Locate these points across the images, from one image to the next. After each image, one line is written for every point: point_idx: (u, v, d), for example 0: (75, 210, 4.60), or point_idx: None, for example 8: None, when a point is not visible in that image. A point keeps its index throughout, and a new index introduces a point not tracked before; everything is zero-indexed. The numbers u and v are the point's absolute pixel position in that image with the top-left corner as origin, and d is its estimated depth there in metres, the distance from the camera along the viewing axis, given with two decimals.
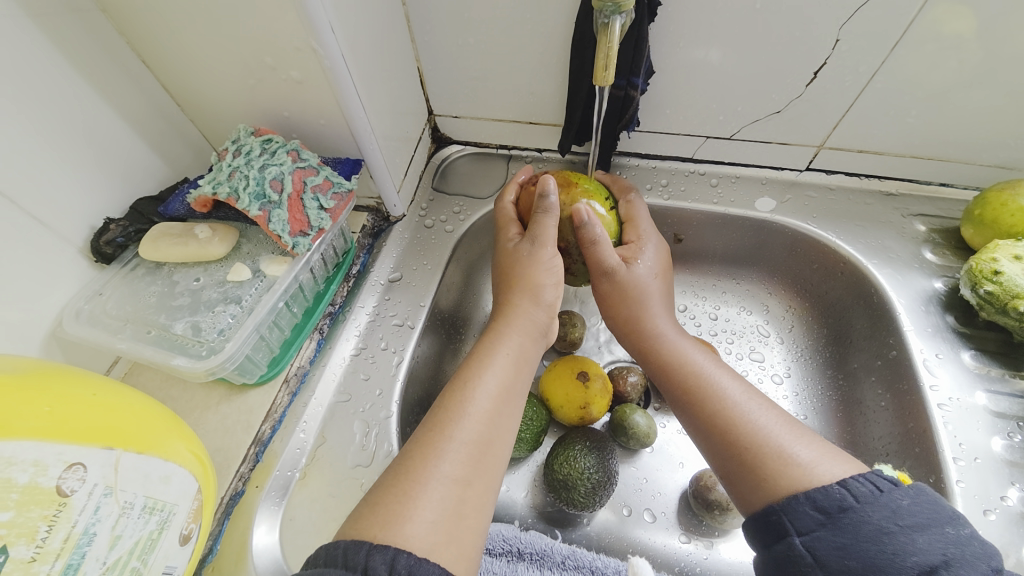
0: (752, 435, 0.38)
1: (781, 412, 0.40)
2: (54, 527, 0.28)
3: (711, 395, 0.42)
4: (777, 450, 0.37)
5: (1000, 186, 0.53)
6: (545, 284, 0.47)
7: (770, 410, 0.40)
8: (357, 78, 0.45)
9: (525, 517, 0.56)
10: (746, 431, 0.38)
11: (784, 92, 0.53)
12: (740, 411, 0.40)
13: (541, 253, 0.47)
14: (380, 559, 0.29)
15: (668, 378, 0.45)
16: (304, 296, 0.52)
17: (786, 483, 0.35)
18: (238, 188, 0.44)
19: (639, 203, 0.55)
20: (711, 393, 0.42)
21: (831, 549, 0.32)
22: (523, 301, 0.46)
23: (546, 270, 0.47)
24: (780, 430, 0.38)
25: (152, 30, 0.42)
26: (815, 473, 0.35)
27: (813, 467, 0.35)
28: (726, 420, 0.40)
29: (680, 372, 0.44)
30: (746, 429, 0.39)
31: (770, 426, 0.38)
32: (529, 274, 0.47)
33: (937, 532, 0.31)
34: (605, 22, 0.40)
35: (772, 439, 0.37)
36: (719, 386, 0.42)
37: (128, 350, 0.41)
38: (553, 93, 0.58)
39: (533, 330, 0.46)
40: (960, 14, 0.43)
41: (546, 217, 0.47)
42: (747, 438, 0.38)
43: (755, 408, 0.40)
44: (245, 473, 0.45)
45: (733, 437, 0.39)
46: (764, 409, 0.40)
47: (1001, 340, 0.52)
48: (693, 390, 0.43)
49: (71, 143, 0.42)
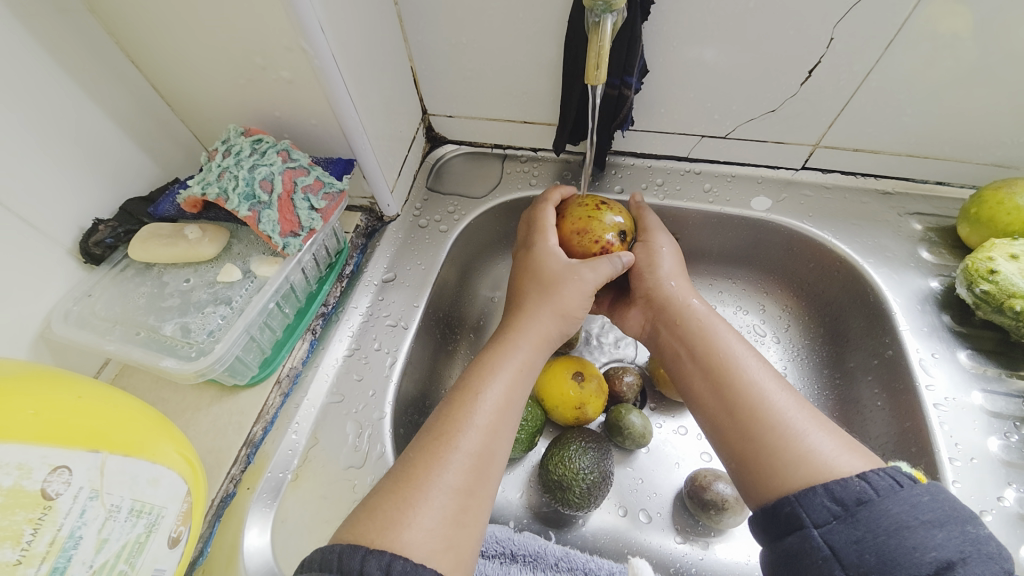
0: (776, 417, 0.38)
1: (799, 393, 0.40)
2: (39, 530, 0.28)
3: (733, 381, 0.41)
4: (797, 436, 0.36)
5: (996, 184, 0.52)
6: (578, 312, 0.47)
7: (790, 394, 0.40)
8: (347, 78, 0.45)
9: (520, 517, 0.56)
10: (769, 417, 0.38)
11: (778, 91, 0.52)
12: (760, 398, 0.39)
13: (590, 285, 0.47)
14: (375, 564, 0.29)
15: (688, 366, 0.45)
16: (296, 297, 0.51)
17: (804, 473, 0.35)
18: (227, 188, 0.43)
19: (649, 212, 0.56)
20: (730, 381, 0.41)
21: (848, 542, 0.31)
22: (540, 313, 0.46)
23: (580, 300, 0.47)
24: (802, 416, 0.38)
25: (139, 31, 0.42)
26: (834, 464, 0.35)
27: (834, 457, 0.35)
28: (747, 406, 0.39)
29: (699, 359, 0.44)
30: (764, 417, 0.38)
31: (790, 411, 0.38)
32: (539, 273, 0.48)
33: (955, 529, 0.30)
34: (597, 21, 0.40)
35: (794, 425, 0.37)
36: (743, 366, 0.42)
37: (116, 351, 0.41)
38: (546, 91, 0.57)
39: (545, 341, 0.46)
40: (957, 12, 0.43)
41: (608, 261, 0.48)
42: (767, 425, 0.38)
43: (775, 390, 0.40)
44: (236, 474, 0.44)
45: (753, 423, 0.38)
46: (786, 393, 0.40)
47: (998, 340, 0.52)
48: (711, 380, 0.42)
49: (61, 144, 0.42)
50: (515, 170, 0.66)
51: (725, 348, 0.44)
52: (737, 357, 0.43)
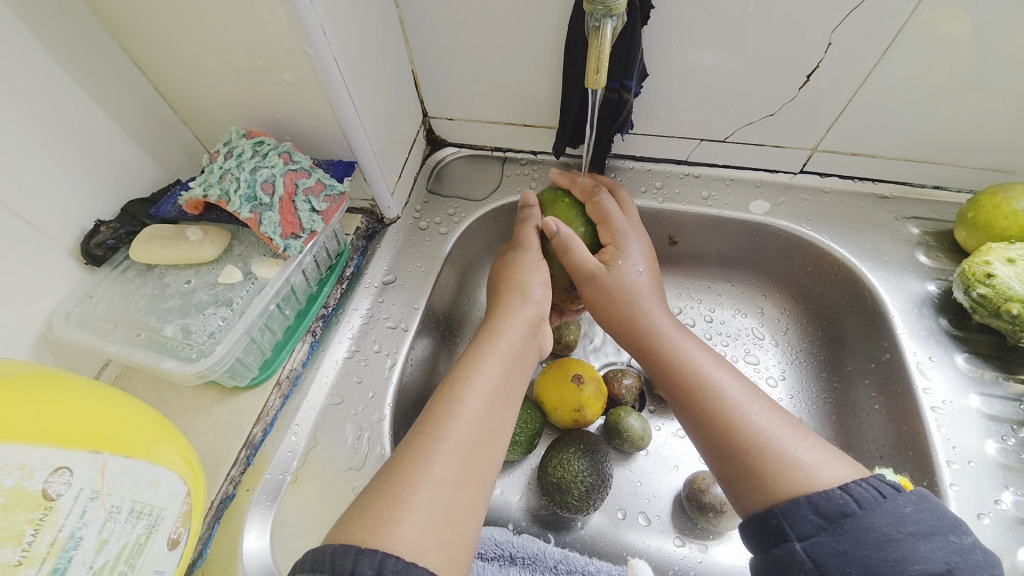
0: (754, 437, 0.38)
1: (781, 412, 0.40)
2: (40, 531, 0.28)
3: (709, 400, 0.41)
4: (779, 454, 0.36)
5: (993, 189, 0.53)
6: (537, 287, 0.49)
7: (771, 412, 0.39)
8: (349, 81, 0.45)
9: (519, 520, 0.56)
10: (747, 436, 0.38)
11: (777, 95, 0.53)
12: (740, 414, 0.39)
13: (529, 257, 0.51)
14: (368, 563, 0.29)
15: (665, 381, 0.45)
16: (296, 299, 0.51)
17: (788, 487, 0.35)
18: (229, 190, 0.43)
19: (625, 194, 0.56)
20: (708, 398, 0.41)
21: (831, 555, 0.32)
22: (512, 301, 0.48)
23: (537, 276, 0.49)
24: (782, 433, 0.38)
25: (142, 33, 0.42)
26: (817, 476, 0.35)
27: (817, 469, 0.35)
28: (725, 424, 0.39)
29: (678, 372, 0.44)
30: (744, 434, 0.38)
31: (771, 430, 0.38)
32: (522, 280, 0.49)
33: (941, 540, 0.31)
34: (597, 25, 0.40)
35: (774, 440, 0.37)
36: (718, 385, 0.42)
37: (117, 353, 0.41)
38: (546, 95, 0.58)
39: (526, 328, 0.47)
40: (954, 17, 0.43)
41: (529, 223, 0.53)
42: (747, 444, 0.38)
43: (755, 410, 0.39)
44: (236, 476, 0.44)
45: (733, 440, 0.38)
46: (766, 411, 0.39)
47: (994, 344, 0.52)
48: (688, 395, 0.42)
49: (63, 145, 0.42)
50: (515, 173, 0.66)
51: (700, 363, 0.44)
52: (713, 374, 0.42)
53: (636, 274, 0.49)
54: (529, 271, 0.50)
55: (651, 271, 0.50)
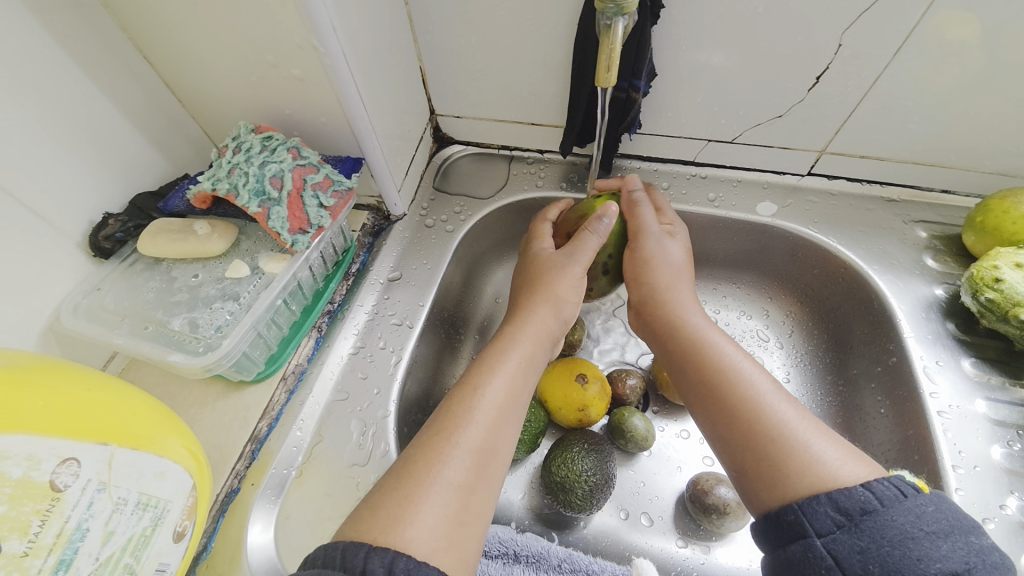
0: (776, 429, 0.38)
1: (799, 403, 0.40)
2: (47, 522, 0.28)
3: (732, 390, 0.41)
4: (800, 447, 0.36)
5: (1001, 193, 0.52)
6: (571, 298, 0.47)
7: (791, 404, 0.40)
8: (358, 76, 0.45)
9: (521, 519, 0.56)
10: (770, 427, 0.38)
11: (785, 97, 0.53)
12: (763, 405, 0.39)
13: (578, 269, 0.47)
14: (379, 562, 0.29)
15: (687, 371, 0.45)
16: (303, 294, 0.51)
17: (808, 483, 0.35)
18: (237, 184, 0.43)
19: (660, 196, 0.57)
20: (730, 389, 0.41)
21: (852, 553, 0.31)
22: (535, 306, 0.47)
23: (571, 286, 0.47)
24: (804, 426, 0.38)
25: (153, 27, 0.42)
26: (839, 473, 0.35)
27: (839, 467, 0.35)
28: (747, 416, 0.39)
29: (700, 362, 0.44)
30: (766, 426, 0.38)
31: (792, 422, 0.38)
32: (547, 279, 0.48)
33: (960, 540, 0.31)
34: (608, 24, 0.40)
35: (797, 435, 0.37)
36: (741, 373, 0.42)
37: (124, 345, 0.41)
38: (554, 94, 0.58)
39: (544, 336, 0.46)
40: (965, 20, 0.43)
41: (591, 236, 0.47)
42: (769, 436, 0.38)
43: (778, 401, 0.40)
44: (241, 470, 0.44)
45: (753, 433, 0.38)
46: (787, 403, 0.40)
47: (1001, 348, 0.52)
48: (710, 386, 0.42)
49: (73, 137, 0.42)
50: (522, 171, 0.66)
51: (724, 352, 0.44)
52: (738, 363, 0.42)
53: (674, 258, 0.50)
54: (558, 276, 0.47)
55: (683, 260, 0.51)
